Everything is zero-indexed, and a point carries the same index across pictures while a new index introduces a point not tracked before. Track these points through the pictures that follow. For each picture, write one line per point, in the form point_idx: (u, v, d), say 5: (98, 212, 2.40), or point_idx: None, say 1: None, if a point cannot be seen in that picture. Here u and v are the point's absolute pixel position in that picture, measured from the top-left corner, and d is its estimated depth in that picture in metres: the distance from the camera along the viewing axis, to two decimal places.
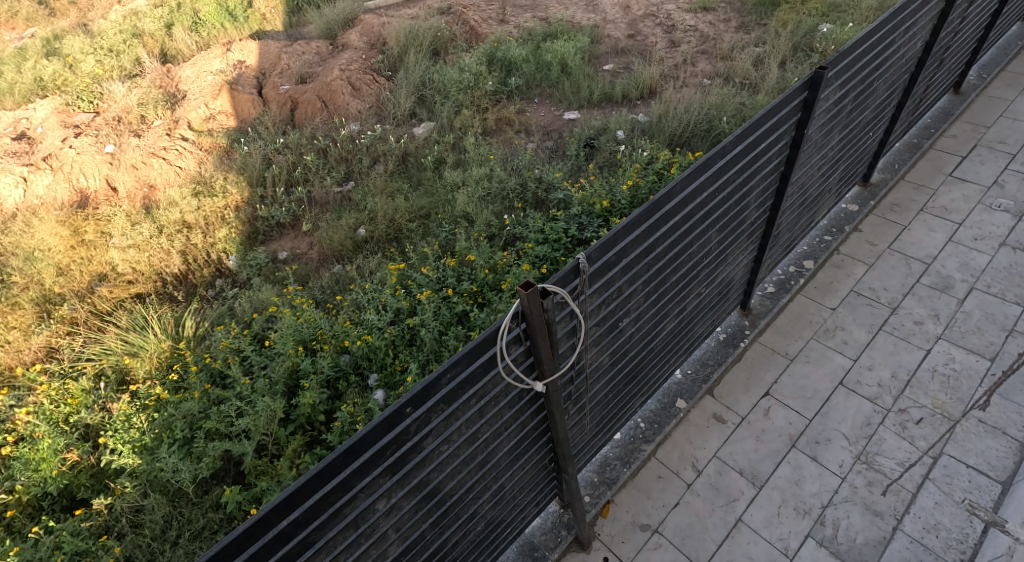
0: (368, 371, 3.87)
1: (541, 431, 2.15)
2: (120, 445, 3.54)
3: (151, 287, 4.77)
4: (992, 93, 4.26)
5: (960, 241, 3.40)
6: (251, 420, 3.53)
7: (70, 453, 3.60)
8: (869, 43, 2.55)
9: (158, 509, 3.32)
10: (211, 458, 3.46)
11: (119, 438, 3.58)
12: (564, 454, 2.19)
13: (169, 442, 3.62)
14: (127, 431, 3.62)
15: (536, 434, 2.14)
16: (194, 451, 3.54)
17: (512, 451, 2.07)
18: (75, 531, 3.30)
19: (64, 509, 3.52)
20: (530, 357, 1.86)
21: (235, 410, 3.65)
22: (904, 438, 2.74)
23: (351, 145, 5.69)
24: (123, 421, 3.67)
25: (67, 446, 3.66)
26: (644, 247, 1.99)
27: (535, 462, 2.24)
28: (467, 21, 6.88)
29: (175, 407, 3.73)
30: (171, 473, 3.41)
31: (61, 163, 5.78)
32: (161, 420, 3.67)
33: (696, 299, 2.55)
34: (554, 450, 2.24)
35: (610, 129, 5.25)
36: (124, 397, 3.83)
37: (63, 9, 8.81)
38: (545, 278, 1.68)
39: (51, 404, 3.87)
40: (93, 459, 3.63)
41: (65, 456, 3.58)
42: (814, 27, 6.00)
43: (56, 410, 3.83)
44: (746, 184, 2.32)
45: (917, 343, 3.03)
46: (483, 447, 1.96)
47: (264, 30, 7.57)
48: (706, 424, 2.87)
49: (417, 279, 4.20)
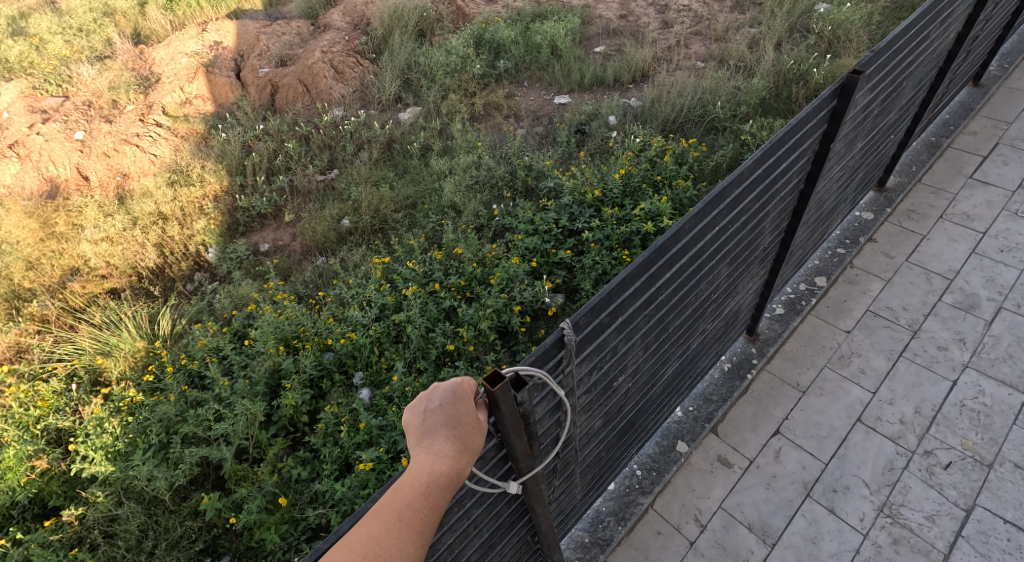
0: (354, 369, 3.59)
1: (521, 511, 1.90)
2: (92, 451, 3.24)
3: (126, 283, 4.45)
4: (1013, 85, 3.99)
5: (984, 253, 3.16)
6: (229, 425, 3.23)
7: (40, 460, 3.29)
8: (903, 40, 2.28)
9: (132, 519, 3.01)
10: (188, 465, 3.16)
11: (90, 445, 3.27)
12: (550, 545, 2.04)
13: (144, 448, 3.32)
14: (99, 436, 3.31)
15: (516, 516, 1.89)
16: (171, 458, 3.25)
17: (485, 542, 1.82)
18: (45, 543, 3.02)
19: (35, 519, 3.21)
20: (502, 450, 1.65)
21: (213, 414, 3.36)
22: (931, 486, 2.50)
23: (334, 131, 5.34)
24: (95, 426, 3.38)
25: (35, 452, 3.35)
26: (645, 297, 1.76)
27: (515, 544, 1.99)
28: (453, 0, 6.48)
29: (150, 411, 3.44)
30: (145, 481, 3.10)
31: (28, 150, 5.41)
32: (135, 424, 3.37)
33: (702, 336, 2.30)
34: (537, 530, 2.01)
35: (601, 114, 4.91)
36: (96, 400, 3.54)
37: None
38: (519, 366, 1.47)
39: (20, 407, 3.58)
40: (65, 466, 3.33)
41: (32, 464, 3.27)
42: (811, 7, 5.68)
43: (25, 414, 3.54)
44: (761, 210, 2.08)
45: (943, 373, 2.79)
46: (449, 551, 1.71)
47: (242, 8, 7.11)
48: (710, 469, 2.63)
49: (402, 273, 3.88)
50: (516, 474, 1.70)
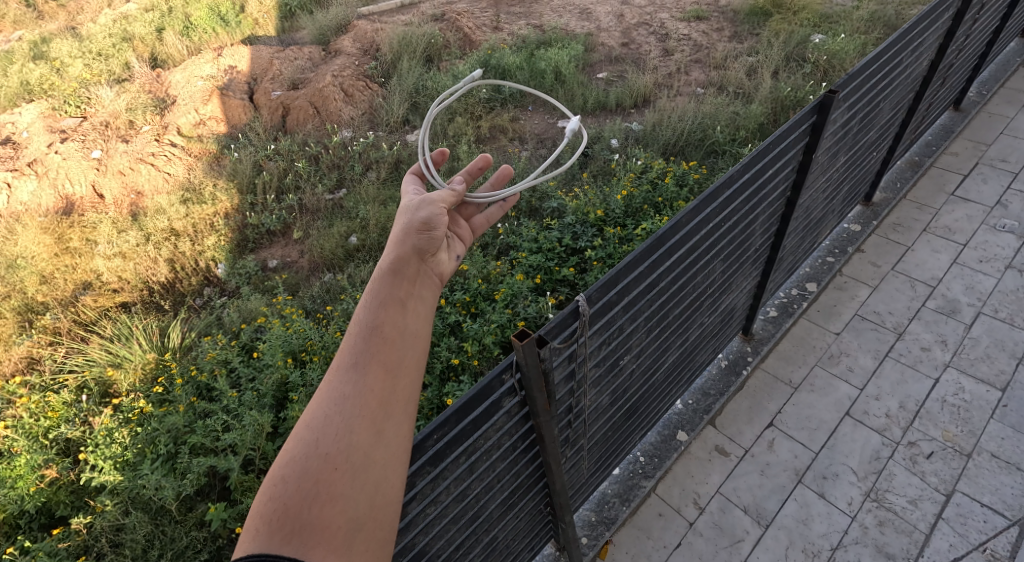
0: None
1: (537, 477, 2.15)
2: (100, 461, 3.36)
3: (137, 296, 4.60)
4: (992, 110, 4.25)
5: (965, 262, 3.40)
6: (237, 435, 3.33)
7: (49, 469, 3.39)
8: (877, 64, 2.57)
9: (139, 529, 3.12)
10: (195, 475, 3.24)
11: (100, 454, 3.39)
12: (562, 505, 2.22)
13: (152, 457, 3.41)
14: (108, 447, 3.43)
15: (532, 481, 2.14)
16: (177, 468, 3.33)
17: (505, 501, 2.07)
18: (52, 552, 3.13)
19: (42, 528, 3.33)
20: (525, 407, 1.89)
21: (221, 425, 3.44)
22: (915, 473, 2.68)
23: (344, 152, 5.55)
24: (104, 436, 3.48)
25: (46, 462, 3.46)
26: (648, 282, 2.01)
27: (529, 509, 2.24)
28: (461, 28, 6.76)
29: (159, 421, 3.53)
30: (153, 491, 3.20)
31: (46, 169, 5.62)
32: (144, 434, 3.47)
33: (699, 329, 2.56)
34: (549, 496, 2.24)
35: (604, 137, 5.14)
36: (106, 411, 3.63)
37: (52, 12, 8.48)
38: (542, 327, 1.69)
39: (31, 417, 3.69)
40: (74, 475, 3.43)
41: (42, 473, 3.37)
42: (806, 38, 5.94)
43: (36, 424, 3.64)
44: (751, 212, 2.37)
45: (926, 371, 2.99)
46: (474, 503, 1.94)
47: (256, 35, 7.39)
48: (708, 458, 2.81)
49: None
50: (537, 430, 1.94)
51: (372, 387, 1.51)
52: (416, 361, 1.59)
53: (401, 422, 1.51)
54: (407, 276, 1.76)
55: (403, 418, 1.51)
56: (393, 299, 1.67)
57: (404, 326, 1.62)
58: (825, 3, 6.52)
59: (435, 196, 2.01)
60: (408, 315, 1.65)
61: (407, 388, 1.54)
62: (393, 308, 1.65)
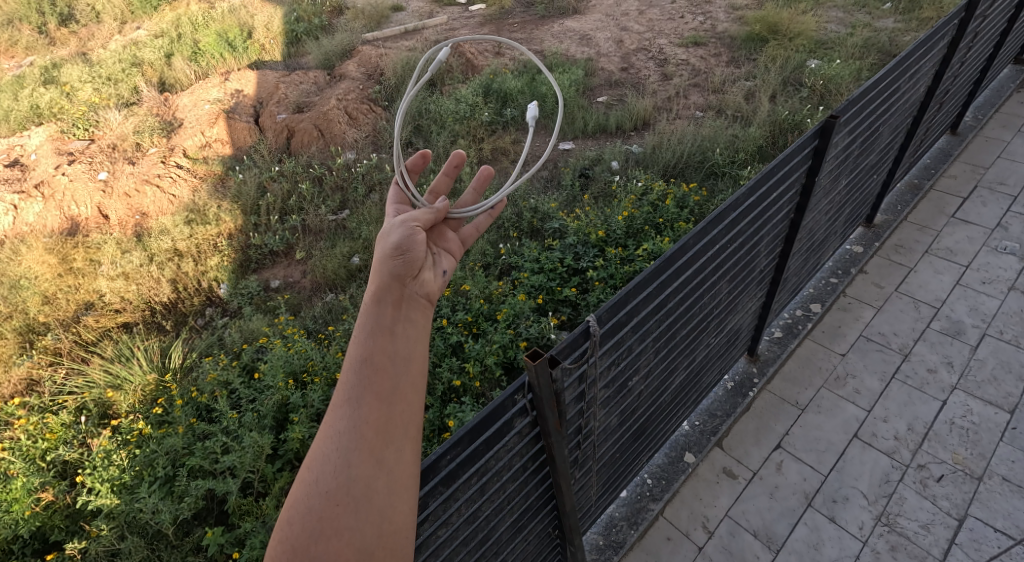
0: None
1: (546, 499, 2.13)
2: (98, 484, 3.30)
3: (140, 316, 4.58)
4: (989, 134, 4.29)
5: (967, 284, 3.40)
6: (237, 457, 3.29)
7: (45, 492, 3.34)
8: (876, 90, 2.60)
9: (135, 554, 3.07)
10: (193, 498, 3.20)
11: (97, 477, 3.34)
12: (572, 527, 2.20)
13: (150, 480, 3.36)
14: (106, 469, 3.38)
15: (542, 503, 2.11)
16: (175, 491, 3.28)
17: (515, 524, 2.04)
18: None
19: (36, 553, 3.27)
20: (536, 427, 1.88)
21: (220, 447, 3.40)
22: (926, 497, 2.65)
23: (347, 174, 5.58)
24: (102, 458, 3.43)
25: (42, 485, 3.41)
26: (656, 302, 2.02)
27: (538, 532, 2.21)
28: (463, 54, 6.85)
29: (158, 443, 3.48)
30: (150, 514, 3.15)
31: (53, 190, 5.63)
32: (143, 457, 3.42)
33: (706, 350, 2.56)
34: (558, 518, 2.22)
35: (604, 159, 5.17)
36: (104, 432, 3.58)
37: (64, 38, 8.56)
38: (554, 348, 1.70)
39: (28, 439, 3.64)
40: (70, 498, 3.38)
41: (38, 496, 3.33)
42: (802, 63, 6.02)
43: (33, 446, 3.60)
44: (756, 233, 2.38)
45: (933, 393, 2.97)
46: (484, 525, 1.92)
47: (262, 60, 7.48)
48: (716, 480, 2.78)
49: None
50: (547, 451, 1.93)
51: (367, 420, 1.55)
52: (409, 385, 1.63)
53: (400, 449, 1.56)
54: (390, 301, 1.77)
55: (402, 444, 1.56)
56: (380, 327, 1.70)
57: (394, 352, 1.66)
58: (819, 29, 6.62)
59: (409, 219, 2.01)
60: (397, 341, 1.69)
61: (404, 414, 1.59)
62: (382, 336, 1.68)
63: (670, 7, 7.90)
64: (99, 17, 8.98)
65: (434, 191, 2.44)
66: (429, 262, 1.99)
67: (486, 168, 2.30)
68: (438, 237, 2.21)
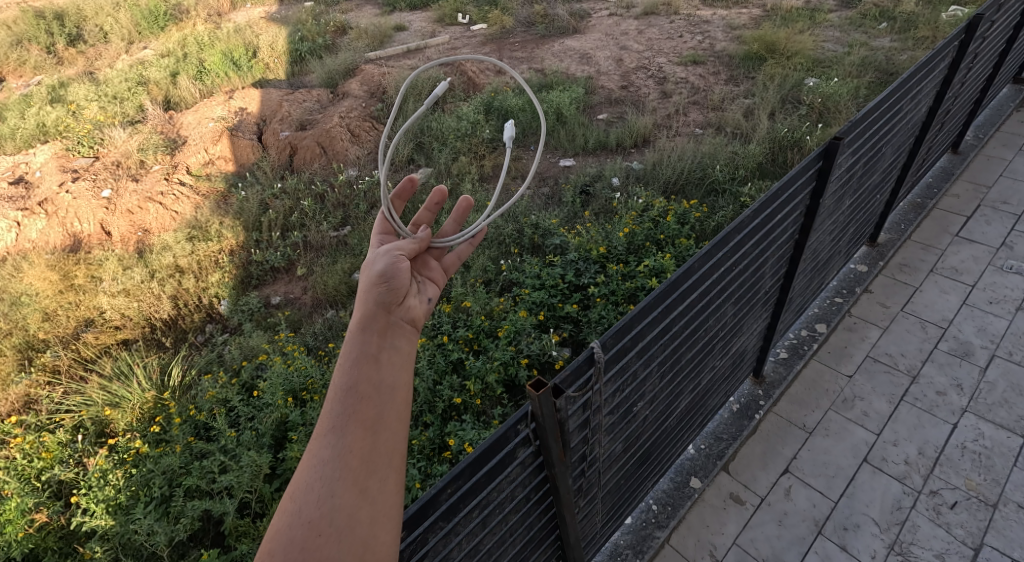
0: None
1: (549, 529, 2.07)
2: (93, 504, 3.23)
3: (139, 333, 4.53)
4: (990, 152, 4.28)
5: (974, 304, 3.36)
6: (234, 477, 3.22)
7: (39, 514, 3.28)
8: (879, 111, 2.59)
9: None
10: (189, 520, 3.13)
11: (92, 497, 3.26)
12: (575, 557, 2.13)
13: (146, 501, 3.29)
14: (102, 489, 3.30)
15: (545, 533, 2.06)
16: (171, 511, 3.21)
17: (517, 556, 1.98)
18: None
19: None
20: (539, 457, 1.84)
21: (218, 466, 3.34)
22: (939, 525, 2.59)
23: (349, 191, 5.56)
24: (98, 478, 3.36)
25: (36, 505, 3.34)
26: (661, 326, 1.98)
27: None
28: (465, 72, 6.88)
29: (155, 462, 3.42)
30: (145, 536, 3.08)
31: (56, 208, 5.60)
32: (139, 476, 3.35)
33: (711, 373, 2.51)
34: (562, 548, 2.17)
35: (605, 176, 5.16)
36: (101, 451, 3.52)
37: (71, 57, 8.60)
38: (558, 376, 1.66)
39: (24, 458, 3.58)
40: (64, 520, 3.31)
41: (32, 517, 3.26)
42: (801, 81, 6.03)
43: (29, 466, 3.53)
44: (761, 254, 2.34)
45: (943, 416, 2.92)
46: (485, 557, 1.87)
47: (266, 79, 7.51)
48: (723, 506, 2.71)
49: None
50: (551, 481, 1.89)
51: (351, 448, 1.52)
52: (395, 414, 1.61)
53: (384, 478, 1.52)
54: (377, 329, 1.76)
55: (386, 473, 1.53)
56: (366, 355, 1.68)
57: (380, 380, 1.64)
58: (816, 48, 6.65)
59: (394, 249, 1.99)
60: (383, 369, 1.67)
61: (389, 442, 1.56)
62: (367, 364, 1.66)
63: (669, 26, 7.95)
64: (107, 37, 9.04)
65: (416, 223, 2.37)
66: (414, 290, 1.97)
67: (466, 199, 2.24)
68: (420, 266, 2.17)
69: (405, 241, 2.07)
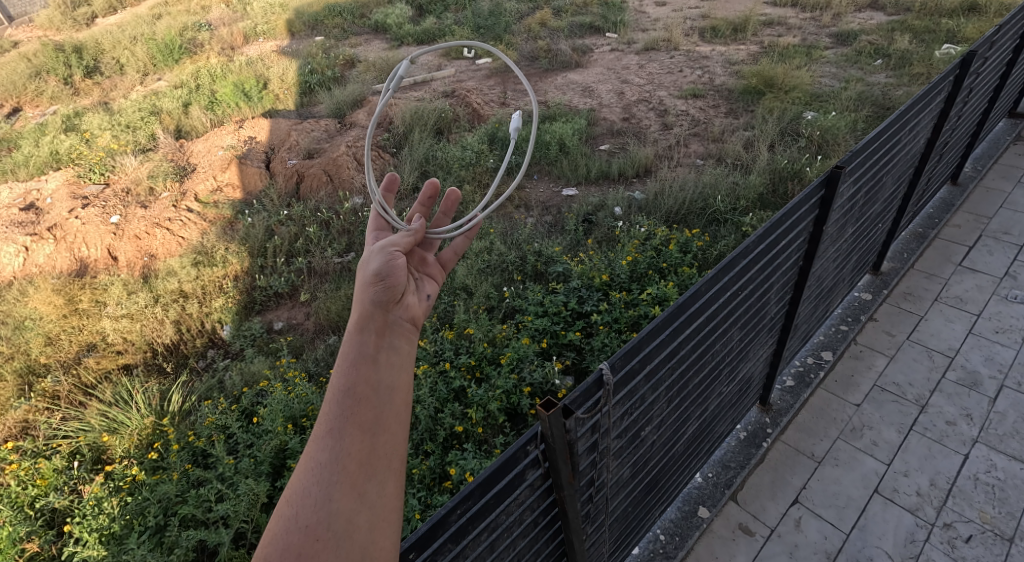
0: None
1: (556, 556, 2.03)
2: (86, 534, 3.17)
3: (141, 358, 4.49)
4: (989, 184, 4.30)
5: (980, 333, 3.34)
6: (231, 506, 3.16)
7: (30, 543, 3.22)
8: (878, 143, 2.61)
9: None
10: (183, 550, 3.07)
11: (85, 526, 3.20)
12: None
13: (140, 530, 3.21)
14: (96, 518, 3.24)
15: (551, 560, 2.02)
16: (165, 541, 3.15)
17: None
18: None
19: None
20: (548, 479, 1.81)
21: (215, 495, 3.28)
22: (954, 559, 2.54)
23: (354, 218, 5.58)
24: (93, 506, 3.30)
25: (28, 534, 3.28)
26: (669, 349, 1.97)
27: None
28: (469, 104, 6.98)
29: (151, 490, 3.35)
30: None
31: (65, 233, 5.62)
32: (134, 504, 3.28)
33: (718, 399, 2.49)
34: None
35: (607, 205, 5.18)
36: (96, 479, 3.46)
37: (88, 88, 8.74)
38: (567, 396, 1.64)
39: (19, 485, 3.52)
40: (55, 550, 3.24)
41: (23, 547, 3.20)
42: (799, 114, 6.10)
43: (23, 493, 3.47)
44: (767, 278, 2.34)
45: (954, 447, 2.87)
46: None
47: (275, 109, 7.62)
48: (731, 537, 2.66)
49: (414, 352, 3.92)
50: (559, 504, 1.85)
51: (350, 451, 1.50)
52: (393, 416, 1.58)
53: (383, 481, 1.49)
54: (374, 329, 1.75)
55: (385, 476, 1.50)
56: (363, 356, 1.66)
57: (378, 381, 1.62)
58: (814, 83, 6.75)
59: (389, 245, 1.98)
60: (381, 369, 1.65)
61: (387, 444, 1.54)
62: (365, 365, 1.64)
63: (670, 61, 8.08)
64: (123, 69, 9.19)
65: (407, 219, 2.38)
66: (412, 287, 1.97)
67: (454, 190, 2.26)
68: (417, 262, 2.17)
69: (400, 236, 2.06)
